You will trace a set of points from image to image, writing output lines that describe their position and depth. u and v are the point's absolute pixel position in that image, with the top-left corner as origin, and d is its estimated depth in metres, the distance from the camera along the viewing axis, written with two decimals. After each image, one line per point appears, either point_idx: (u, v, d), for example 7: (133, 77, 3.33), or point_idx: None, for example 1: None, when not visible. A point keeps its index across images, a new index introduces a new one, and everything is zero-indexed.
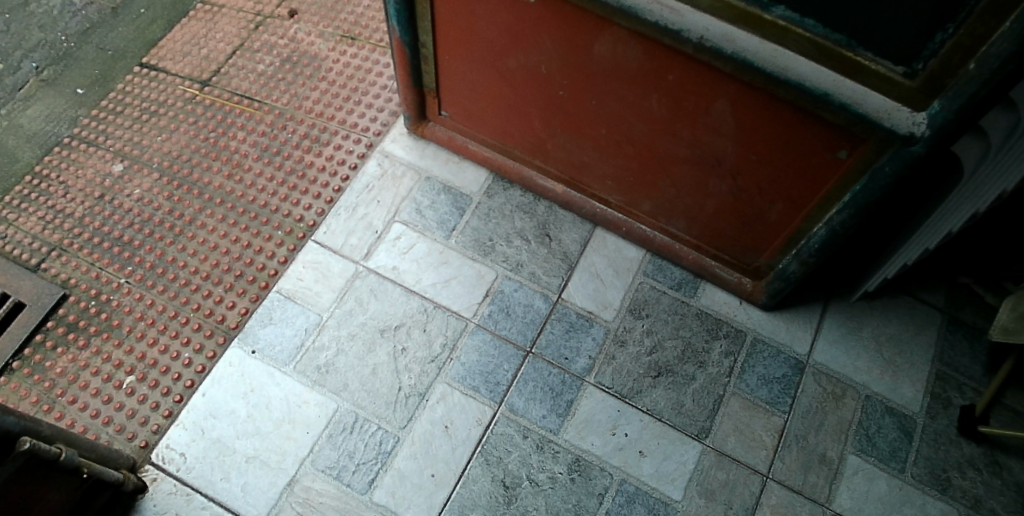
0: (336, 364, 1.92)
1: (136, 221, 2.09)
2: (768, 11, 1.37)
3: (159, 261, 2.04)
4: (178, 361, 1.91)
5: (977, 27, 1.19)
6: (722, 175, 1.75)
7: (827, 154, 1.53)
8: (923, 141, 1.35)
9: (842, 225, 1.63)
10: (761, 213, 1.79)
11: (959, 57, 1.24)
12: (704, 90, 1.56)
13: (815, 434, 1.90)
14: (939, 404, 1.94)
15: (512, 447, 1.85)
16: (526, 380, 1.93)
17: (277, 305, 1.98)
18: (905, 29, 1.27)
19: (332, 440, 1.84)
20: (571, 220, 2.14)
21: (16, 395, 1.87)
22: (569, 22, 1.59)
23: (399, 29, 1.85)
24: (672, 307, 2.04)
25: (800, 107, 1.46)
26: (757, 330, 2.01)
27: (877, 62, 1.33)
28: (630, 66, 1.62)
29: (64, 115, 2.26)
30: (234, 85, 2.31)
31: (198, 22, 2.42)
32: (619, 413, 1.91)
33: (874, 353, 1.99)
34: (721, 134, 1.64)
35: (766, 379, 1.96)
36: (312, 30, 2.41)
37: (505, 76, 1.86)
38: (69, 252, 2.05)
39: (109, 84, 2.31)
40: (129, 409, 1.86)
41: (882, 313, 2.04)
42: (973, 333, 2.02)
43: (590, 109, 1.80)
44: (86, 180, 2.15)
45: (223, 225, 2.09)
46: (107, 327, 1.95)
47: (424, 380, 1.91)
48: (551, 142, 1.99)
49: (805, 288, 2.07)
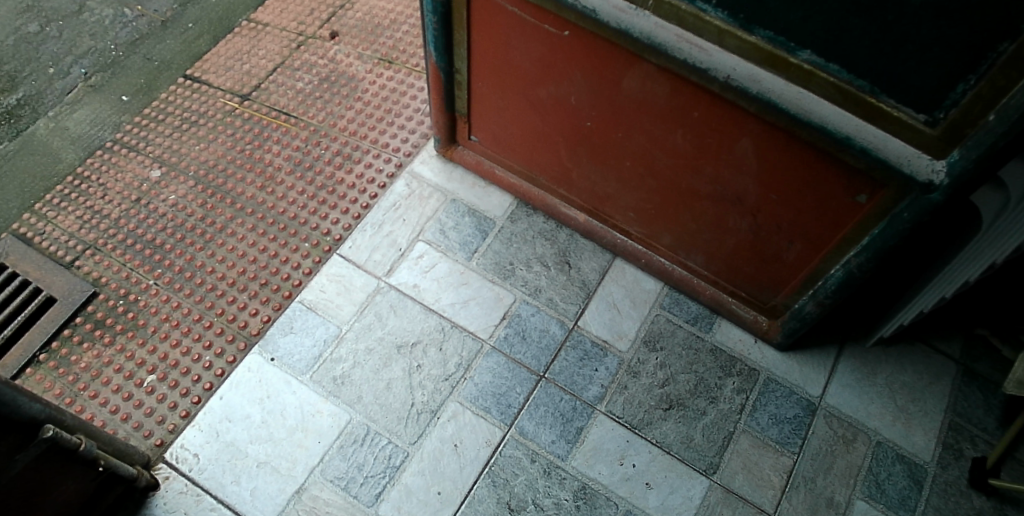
0: (352, 376, 1.95)
1: (169, 225, 2.16)
2: (794, 54, 1.40)
3: (188, 266, 2.09)
4: (199, 363, 1.96)
5: (998, 80, 1.22)
6: (742, 212, 1.78)
7: (846, 198, 1.56)
8: (942, 189, 1.37)
9: (859, 268, 1.65)
10: (779, 253, 1.81)
11: (979, 108, 1.27)
12: (727, 128, 1.61)
13: (824, 477, 1.89)
14: (951, 455, 1.92)
15: (520, 470, 1.87)
16: (538, 404, 1.95)
17: (298, 315, 2.02)
18: (927, 78, 1.30)
19: (342, 451, 1.86)
20: (591, 249, 2.17)
21: (40, 386, 1.92)
22: (600, 55, 1.65)
23: (436, 54, 1.92)
24: (686, 341, 2.05)
25: (822, 150, 1.49)
26: (770, 369, 2.02)
27: (899, 109, 1.36)
28: (657, 102, 1.66)
29: (108, 120, 2.34)
30: (273, 100, 2.39)
31: (242, 39, 2.51)
32: (628, 443, 1.91)
33: (887, 399, 1.99)
34: (743, 172, 1.68)
35: (777, 419, 1.96)
36: (352, 51, 2.49)
37: (535, 105, 1.91)
38: (102, 252, 2.11)
39: (152, 93, 2.40)
40: (148, 407, 1.90)
41: (897, 360, 2.04)
42: (988, 385, 2.01)
43: (616, 142, 1.85)
44: (125, 183, 2.22)
45: (253, 234, 2.14)
46: (133, 326, 2.01)
47: (437, 398, 1.94)
48: (577, 172, 2.03)
49: (820, 330, 2.08)
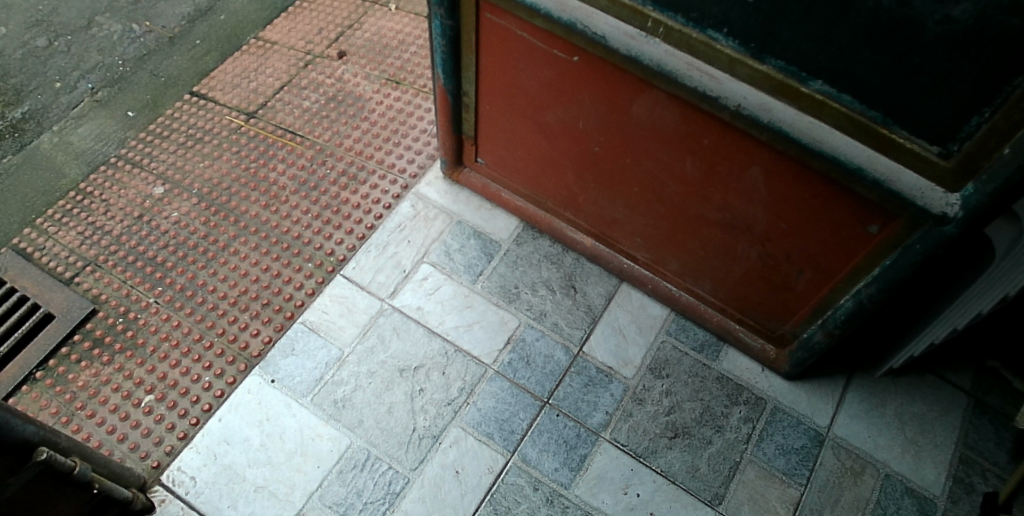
0: (353, 400, 1.92)
1: (171, 243, 2.14)
2: (805, 84, 1.39)
3: (189, 284, 2.07)
4: (198, 383, 1.93)
5: (1013, 114, 1.20)
6: (751, 240, 1.76)
7: (857, 228, 1.54)
8: (956, 222, 1.36)
9: (869, 299, 1.62)
10: (788, 281, 1.79)
11: (993, 141, 1.25)
12: (737, 156, 1.59)
13: (832, 509, 1.86)
14: (961, 489, 1.89)
15: (522, 498, 1.83)
16: (541, 430, 1.92)
17: (300, 336, 2.00)
18: (940, 111, 1.29)
19: (342, 476, 1.83)
20: (597, 273, 2.15)
21: (37, 405, 1.90)
22: (609, 81, 1.64)
23: (443, 76, 1.91)
24: (693, 368, 2.03)
25: (833, 180, 1.48)
26: (778, 399, 2.00)
27: (912, 141, 1.34)
28: (666, 129, 1.65)
29: (112, 135, 2.33)
30: (279, 119, 2.38)
31: (249, 57, 2.51)
32: (633, 472, 1.88)
33: (896, 431, 1.96)
34: (753, 201, 1.66)
35: (784, 449, 1.93)
36: (359, 71, 2.48)
37: (543, 128, 1.90)
38: (103, 268, 2.09)
39: (158, 109, 2.39)
40: (145, 428, 1.87)
41: (907, 391, 2.02)
42: (998, 418, 1.98)
43: (624, 167, 1.83)
44: (127, 200, 2.21)
45: (256, 253, 2.12)
46: (132, 345, 1.98)
47: (439, 423, 1.91)
48: (583, 196, 2.01)
49: (828, 360, 2.05)
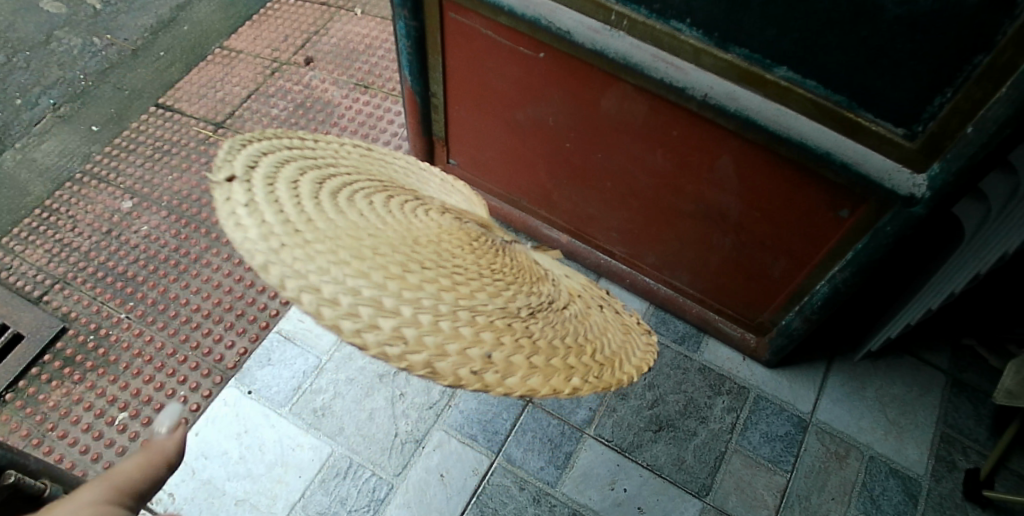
0: (333, 407, 1.90)
1: (142, 257, 2.10)
2: (771, 71, 1.39)
3: (161, 298, 2.04)
4: (173, 398, 1.89)
5: (974, 93, 1.22)
6: (725, 229, 1.76)
7: (829, 213, 1.54)
8: (924, 203, 1.36)
9: (845, 283, 1.63)
10: (764, 270, 1.80)
11: (956, 120, 1.26)
12: (707, 147, 1.59)
13: (817, 495, 1.86)
14: (944, 468, 1.90)
15: (508, 498, 1.82)
16: (525, 430, 1.91)
17: (276, 346, 1.97)
18: (904, 92, 1.30)
19: (325, 485, 1.81)
20: (574, 270, 2.15)
21: (7, 427, 1.85)
22: (577, 76, 1.63)
23: (410, 78, 1.89)
24: (674, 361, 2.03)
25: (803, 166, 1.48)
26: (760, 387, 2.00)
27: (877, 123, 1.35)
28: (635, 122, 1.65)
29: (77, 151, 2.29)
30: (248, 127, 2.35)
31: (215, 67, 2.48)
32: (619, 467, 1.87)
33: (877, 413, 1.97)
34: (725, 190, 1.66)
35: (768, 437, 1.93)
36: (327, 77, 2.46)
37: (513, 127, 1.89)
38: (72, 286, 2.05)
39: (123, 123, 2.35)
40: (120, 446, 1.83)
41: (886, 373, 2.03)
42: (977, 396, 2.00)
43: (596, 162, 1.83)
44: (95, 215, 2.17)
45: (228, 264, 2.09)
46: (104, 362, 1.94)
47: (421, 427, 1.89)
48: (557, 193, 2.01)
49: (808, 346, 2.06)
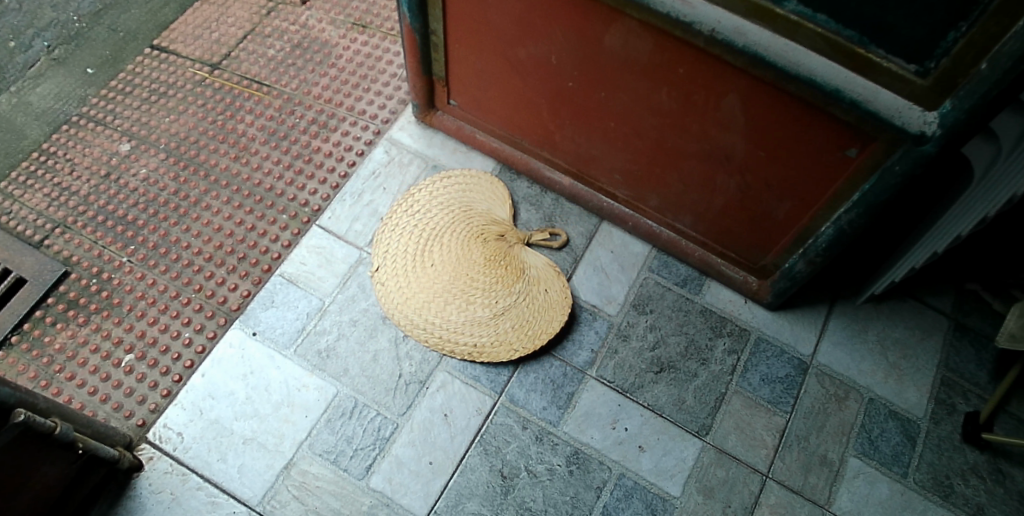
0: (337, 349, 1.91)
1: (142, 200, 2.09)
2: (780, 5, 1.35)
3: (162, 242, 2.03)
4: (178, 340, 1.91)
5: (990, 27, 1.19)
6: (730, 170, 1.74)
7: (836, 152, 1.52)
8: (934, 141, 1.34)
9: (850, 225, 1.62)
10: (768, 212, 1.78)
11: (970, 56, 1.23)
12: (713, 85, 1.56)
13: (817, 435, 1.88)
14: (944, 410, 1.92)
15: (511, 438, 1.84)
16: (528, 371, 1.92)
17: (279, 289, 1.97)
18: (917, 27, 1.26)
19: (330, 424, 1.83)
20: (577, 213, 2.13)
21: (14, 370, 1.87)
22: (580, 11, 1.59)
23: (410, 16, 1.85)
24: (676, 303, 2.03)
25: (811, 104, 1.45)
26: (762, 329, 2.00)
27: (889, 60, 1.32)
28: (640, 59, 1.61)
29: (73, 94, 2.26)
30: (244, 69, 2.31)
31: (209, 7, 2.42)
32: (620, 407, 1.89)
33: (878, 356, 1.98)
34: (730, 129, 1.63)
35: (769, 379, 1.94)
36: (324, 16, 2.41)
37: (515, 66, 1.85)
38: (72, 230, 2.05)
39: (119, 65, 2.31)
40: (127, 387, 1.85)
41: (889, 316, 2.03)
42: (979, 340, 2.00)
43: (600, 102, 1.79)
44: (93, 158, 2.15)
45: (228, 207, 2.08)
46: (108, 305, 1.95)
47: (425, 369, 1.90)
48: (560, 135, 1.98)
49: (811, 289, 2.05)
